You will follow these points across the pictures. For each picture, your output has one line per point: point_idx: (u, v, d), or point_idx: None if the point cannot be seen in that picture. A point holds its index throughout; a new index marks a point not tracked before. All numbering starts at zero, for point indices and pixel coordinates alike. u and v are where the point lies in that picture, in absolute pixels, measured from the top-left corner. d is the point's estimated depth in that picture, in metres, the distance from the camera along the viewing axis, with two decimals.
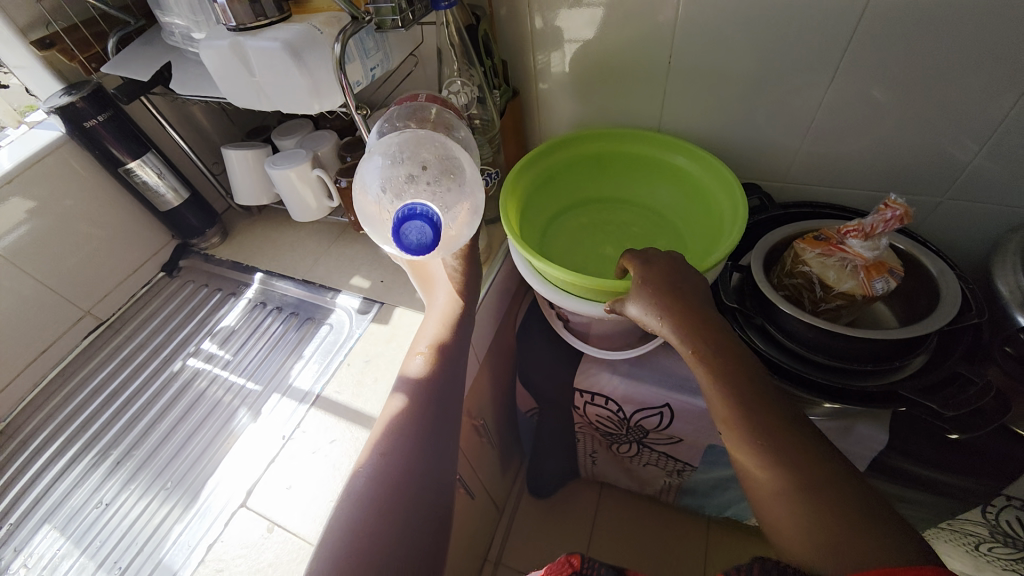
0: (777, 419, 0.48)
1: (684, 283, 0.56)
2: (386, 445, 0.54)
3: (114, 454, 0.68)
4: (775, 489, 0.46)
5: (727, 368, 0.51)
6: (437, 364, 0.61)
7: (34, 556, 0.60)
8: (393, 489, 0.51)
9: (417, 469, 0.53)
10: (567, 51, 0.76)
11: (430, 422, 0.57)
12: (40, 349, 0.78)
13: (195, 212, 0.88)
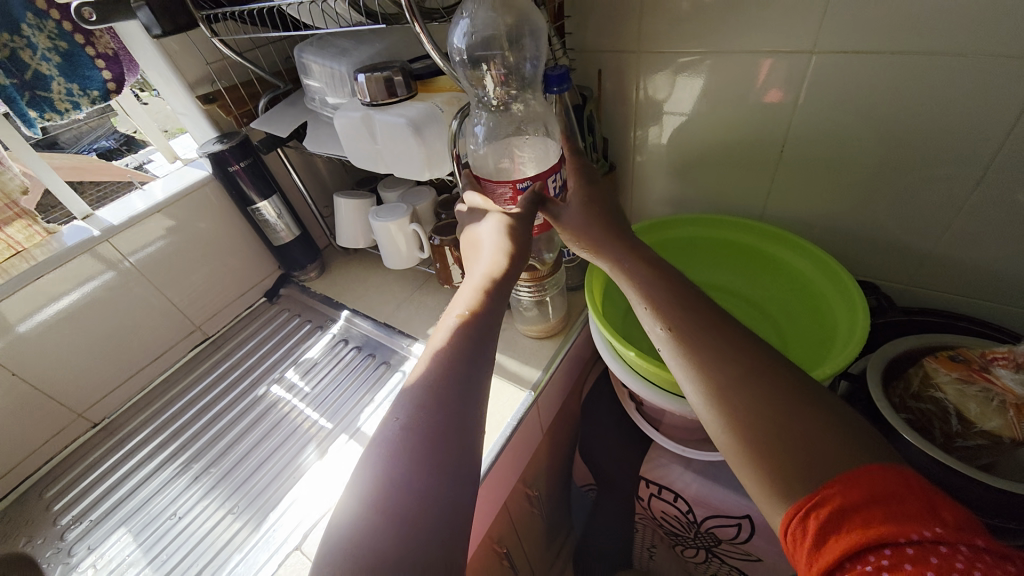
0: (802, 425, 0.38)
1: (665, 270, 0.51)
2: (388, 469, 0.38)
3: (197, 465, 0.73)
4: (750, 465, 0.39)
5: (697, 331, 0.46)
6: (459, 344, 0.45)
7: (104, 557, 0.64)
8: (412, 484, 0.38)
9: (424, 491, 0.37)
10: (667, 126, 0.76)
11: (449, 423, 0.41)
12: (152, 356, 0.88)
13: (302, 248, 0.96)
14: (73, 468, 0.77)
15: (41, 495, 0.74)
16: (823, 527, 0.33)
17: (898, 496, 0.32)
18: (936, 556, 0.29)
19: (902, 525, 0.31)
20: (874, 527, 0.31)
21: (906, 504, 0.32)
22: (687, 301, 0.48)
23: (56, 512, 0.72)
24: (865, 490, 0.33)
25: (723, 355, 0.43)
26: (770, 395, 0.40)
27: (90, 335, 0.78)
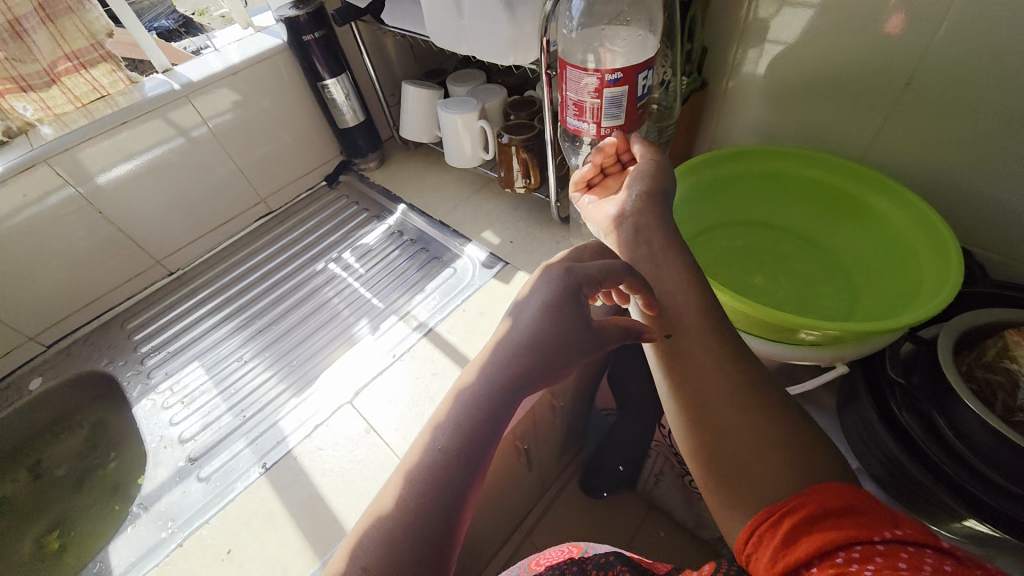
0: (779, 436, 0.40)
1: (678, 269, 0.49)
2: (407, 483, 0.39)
3: (260, 321, 0.79)
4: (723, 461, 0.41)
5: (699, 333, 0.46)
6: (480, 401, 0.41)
7: (179, 383, 0.72)
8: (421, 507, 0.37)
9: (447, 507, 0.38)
10: (766, 53, 0.69)
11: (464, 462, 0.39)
12: (220, 220, 0.92)
13: (365, 135, 0.96)
14: (151, 307, 0.85)
15: (124, 326, 0.83)
16: (790, 528, 0.34)
17: (869, 507, 0.33)
18: (901, 555, 0.30)
19: (873, 526, 0.32)
20: (845, 528, 0.32)
21: (874, 514, 0.33)
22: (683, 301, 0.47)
23: (137, 341, 0.79)
24: (836, 496, 0.34)
25: (704, 364, 0.45)
26: (743, 411, 0.42)
27: (164, 189, 0.83)
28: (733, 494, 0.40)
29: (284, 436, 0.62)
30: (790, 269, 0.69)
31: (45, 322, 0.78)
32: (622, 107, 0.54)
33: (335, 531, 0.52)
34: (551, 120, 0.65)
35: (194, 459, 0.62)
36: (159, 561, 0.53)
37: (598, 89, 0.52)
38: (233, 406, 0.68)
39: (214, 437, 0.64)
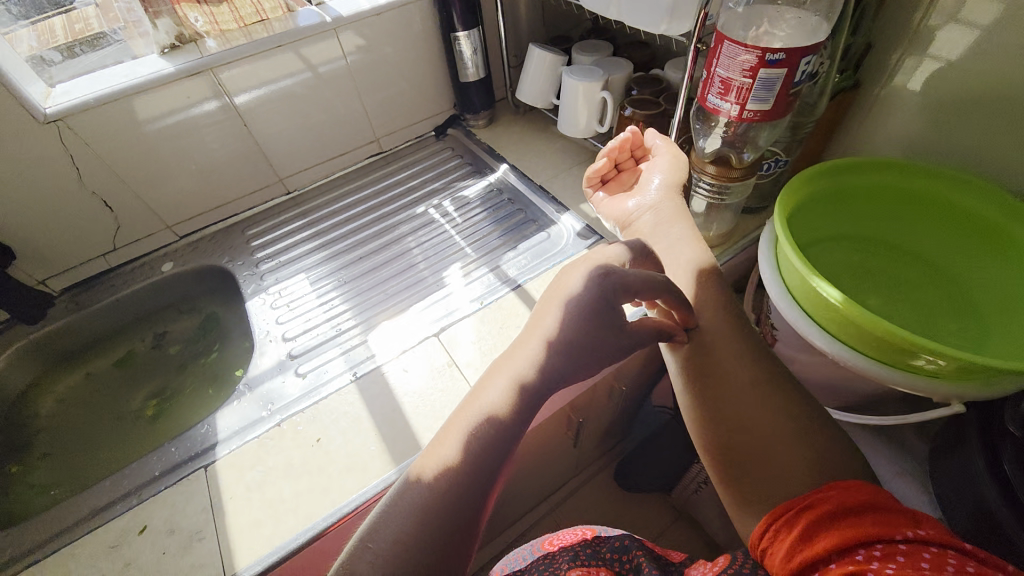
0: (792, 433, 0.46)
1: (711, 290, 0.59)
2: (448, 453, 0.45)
3: (363, 249, 0.85)
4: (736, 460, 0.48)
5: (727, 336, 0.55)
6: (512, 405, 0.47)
7: (288, 289, 0.79)
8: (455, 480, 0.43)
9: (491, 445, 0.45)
10: (930, 65, 0.63)
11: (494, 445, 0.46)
12: (337, 152, 0.97)
13: (481, 92, 0.98)
14: (269, 219, 0.92)
15: (243, 231, 0.90)
16: (812, 526, 0.39)
17: (889, 510, 0.37)
18: (923, 555, 0.33)
19: (894, 526, 0.35)
20: (865, 528, 0.36)
21: (895, 517, 0.36)
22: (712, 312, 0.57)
23: (254, 247, 0.88)
24: (855, 498, 0.38)
25: (719, 366, 0.53)
26: (760, 406, 0.49)
27: (296, 115, 0.88)
28: (745, 486, 0.46)
29: (375, 354, 0.67)
30: (909, 297, 0.65)
31: (181, 216, 0.86)
32: (774, 90, 0.52)
33: (412, 446, 0.57)
34: (686, 99, 0.65)
35: (294, 357, 0.69)
36: (260, 434, 0.59)
37: (756, 64, 0.50)
38: (333, 317, 0.74)
39: (315, 341, 0.70)
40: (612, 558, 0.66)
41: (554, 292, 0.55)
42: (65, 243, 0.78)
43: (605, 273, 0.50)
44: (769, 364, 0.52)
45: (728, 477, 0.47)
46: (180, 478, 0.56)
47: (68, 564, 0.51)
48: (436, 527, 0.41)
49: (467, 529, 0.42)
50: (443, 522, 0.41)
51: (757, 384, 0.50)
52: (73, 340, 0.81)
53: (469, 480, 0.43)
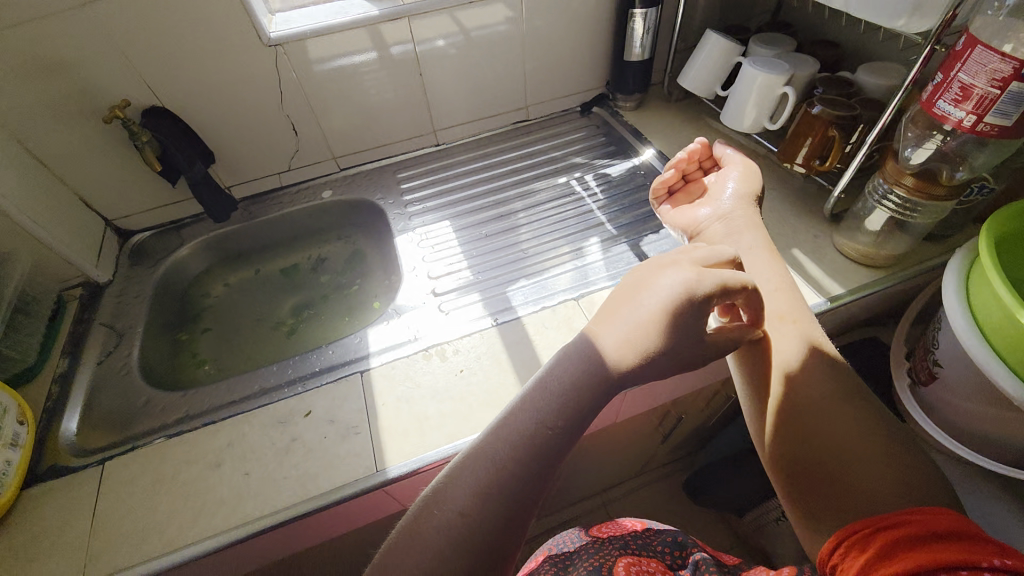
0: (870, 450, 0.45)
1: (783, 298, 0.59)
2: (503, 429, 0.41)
3: (503, 208, 0.89)
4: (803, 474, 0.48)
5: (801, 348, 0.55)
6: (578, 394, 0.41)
7: (433, 232, 0.84)
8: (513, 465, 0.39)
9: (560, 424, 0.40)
10: None
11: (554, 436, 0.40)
12: (489, 113, 1.00)
13: (640, 74, 0.96)
14: (419, 166, 0.98)
15: (394, 174, 0.96)
16: (885, 548, 0.36)
17: (978, 539, 0.33)
18: None
19: (979, 553, 0.32)
20: (946, 550, 0.33)
21: (983, 545, 0.33)
22: (786, 326, 0.56)
23: (403, 189, 0.94)
24: (936, 525, 0.35)
25: (791, 382, 0.53)
26: (837, 422, 0.48)
27: (462, 71, 0.91)
28: (813, 499, 0.46)
29: (515, 306, 0.70)
30: None
31: (346, 150, 0.93)
32: (1022, 105, 0.47)
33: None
34: (895, 107, 0.61)
35: (438, 294, 0.74)
36: (408, 354, 0.64)
37: (1007, 75, 0.46)
38: (474, 265, 0.78)
39: (457, 284, 0.75)
40: (664, 552, 0.63)
41: (634, 284, 0.46)
42: (252, 156, 0.87)
43: (699, 281, 0.42)
44: (846, 381, 0.52)
45: (794, 488, 0.48)
46: (338, 377, 0.62)
47: (245, 427, 0.58)
48: (491, 503, 0.38)
49: (528, 509, 0.39)
50: (500, 499, 0.38)
51: (831, 397, 0.50)
52: (241, 243, 0.91)
53: (528, 464, 0.39)
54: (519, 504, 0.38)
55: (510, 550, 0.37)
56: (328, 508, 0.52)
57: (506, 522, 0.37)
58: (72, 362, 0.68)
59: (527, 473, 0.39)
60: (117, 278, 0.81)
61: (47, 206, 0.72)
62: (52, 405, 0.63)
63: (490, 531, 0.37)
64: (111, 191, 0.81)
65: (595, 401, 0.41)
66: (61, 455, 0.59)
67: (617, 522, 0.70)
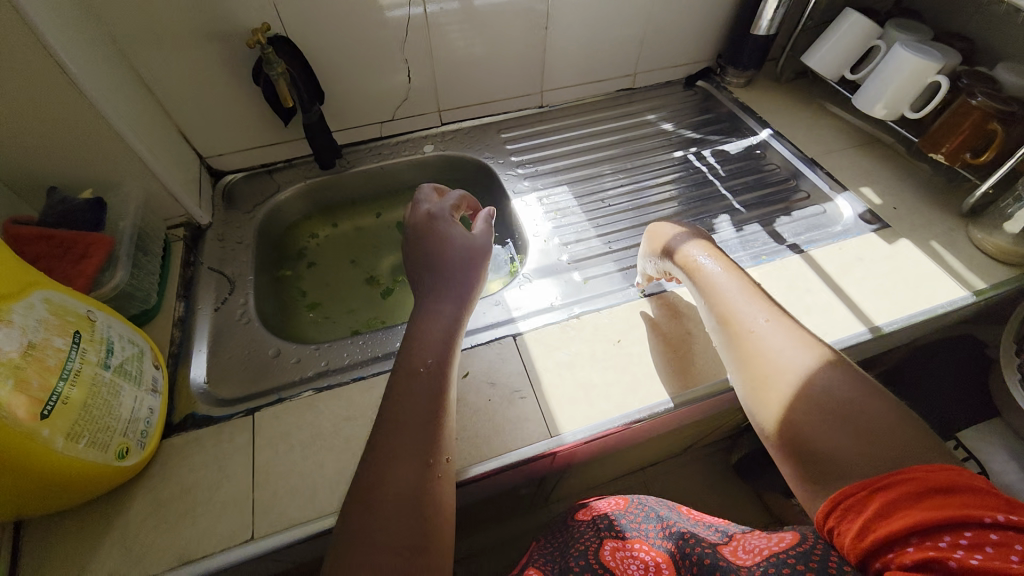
0: (863, 423, 0.41)
1: (740, 287, 0.55)
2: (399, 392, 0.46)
3: (619, 179, 0.86)
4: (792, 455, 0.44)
5: (768, 333, 0.50)
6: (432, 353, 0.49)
7: (552, 197, 0.81)
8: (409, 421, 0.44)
9: (414, 383, 0.46)
10: None
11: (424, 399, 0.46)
12: (597, 78, 0.95)
13: (759, 50, 0.93)
14: (523, 127, 0.93)
15: (498, 133, 0.92)
16: (880, 509, 0.35)
17: (975, 492, 0.33)
18: (1014, 546, 0.30)
19: (979, 509, 0.32)
20: (947, 509, 0.33)
21: (978, 497, 0.33)
22: (728, 319, 0.53)
23: (509, 149, 0.89)
24: (931, 479, 0.35)
25: (761, 381, 0.48)
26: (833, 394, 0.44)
27: (583, 30, 0.86)
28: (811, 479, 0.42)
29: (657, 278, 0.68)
30: None
31: (453, 104, 0.88)
32: None
33: (696, 378, 0.57)
34: None
35: (572, 261, 0.71)
36: (560, 320, 0.62)
37: None
38: (601, 234, 0.75)
39: (590, 252, 0.72)
40: (650, 526, 0.51)
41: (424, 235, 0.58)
42: (359, 102, 0.81)
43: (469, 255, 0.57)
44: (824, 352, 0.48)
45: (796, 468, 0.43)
46: (489, 340, 0.60)
47: None
48: (398, 469, 0.42)
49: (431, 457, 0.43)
50: (404, 459, 0.42)
51: (809, 373, 0.46)
52: (338, 193, 0.86)
53: (411, 425, 0.44)
54: (419, 452, 0.43)
55: (438, 492, 0.42)
56: (505, 469, 0.51)
57: (415, 471, 0.42)
58: (189, 307, 0.63)
59: (411, 430, 0.44)
60: (216, 221, 0.75)
61: (155, 134, 0.66)
62: (176, 349, 0.59)
63: (409, 485, 0.41)
64: (212, 124, 0.75)
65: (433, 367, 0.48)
66: (197, 404, 0.55)
67: (602, 499, 0.59)
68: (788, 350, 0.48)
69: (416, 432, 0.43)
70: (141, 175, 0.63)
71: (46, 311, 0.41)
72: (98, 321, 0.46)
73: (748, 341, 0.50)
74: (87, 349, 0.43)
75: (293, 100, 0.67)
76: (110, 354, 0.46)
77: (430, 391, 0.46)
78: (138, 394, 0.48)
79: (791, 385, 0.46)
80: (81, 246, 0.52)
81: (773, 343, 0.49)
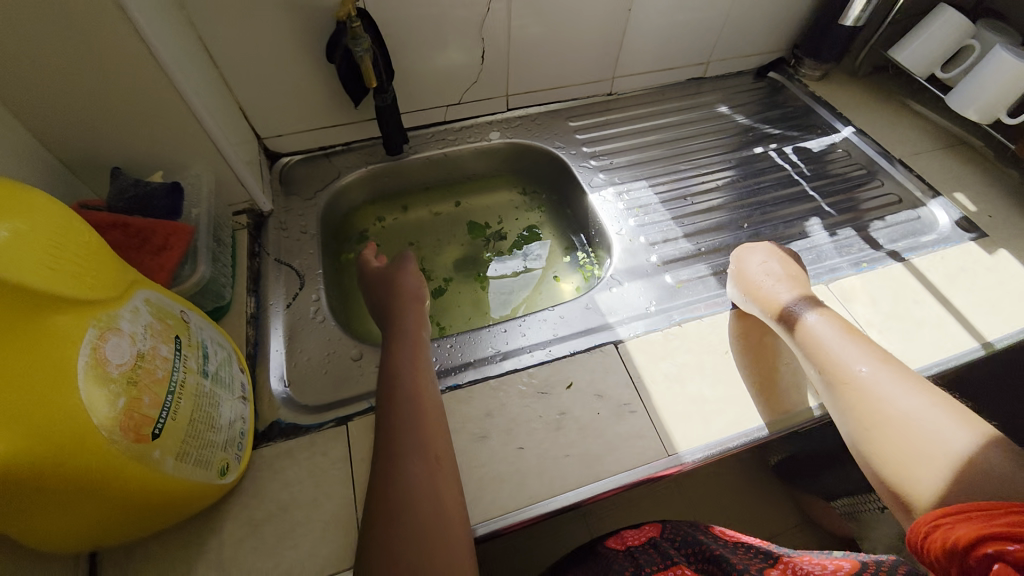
0: (966, 465, 0.38)
1: (827, 326, 0.51)
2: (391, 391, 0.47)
3: (698, 174, 0.81)
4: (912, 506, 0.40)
5: (868, 378, 0.46)
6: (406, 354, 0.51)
7: (632, 193, 0.77)
8: (405, 419, 0.45)
9: (396, 391, 0.47)
10: None
11: (412, 395, 0.47)
12: (670, 65, 0.90)
13: (842, 42, 0.88)
14: (592, 116, 0.88)
15: (566, 121, 0.87)
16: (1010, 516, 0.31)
17: None
18: None
19: None
20: None
21: None
22: (822, 364, 0.49)
23: (580, 140, 0.84)
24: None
25: (867, 428, 0.44)
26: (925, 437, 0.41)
27: (666, 13, 0.80)
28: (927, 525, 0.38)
29: None
30: None
31: (521, 88, 0.82)
32: None
33: (778, 406, 0.52)
34: None
35: (662, 264, 0.67)
36: (661, 328, 0.58)
37: None
38: (688, 235, 0.71)
39: (680, 253, 0.68)
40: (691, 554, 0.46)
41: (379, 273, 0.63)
42: (428, 83, 0.76)
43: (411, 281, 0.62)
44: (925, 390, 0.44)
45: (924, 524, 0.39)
46: (590, 347, 0.56)
47: (502, 394, 0.52)
48: (387, 474, 0.41)
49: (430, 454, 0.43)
50: (397, 464, 0.42)
51: (920, 419, 0.42)
52: (399, 181, 0.81)
53: (403, 430, 0.44)
54: (412, 447, 0.43)
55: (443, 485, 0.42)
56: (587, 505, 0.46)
57: (423, 468, 0.42)
58: (259, 303, 0.59)
59: (396, 433, 0.43)
60: (277, 208, 0.70)
61: (221, 111, 0.60)
62: (252, 349, 0.55)
63: (421, 483, 0.41)
64: (274, 102, 0.69)
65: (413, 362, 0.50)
66: (279, 410, 0.51)
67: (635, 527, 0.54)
68: (896, 394, 0.44)
69: (402, 428, 0.44)
70: (209, 156, 0.57)
71: (149, 314, 0.36)
72: (192, 323, 0.42)
73: (849, 387, 0.46)
74: (188, 356, 0.39)
75: (376, 80, 0.63)
76: (207, 360, 0.42)
77: (415, 396, 0.46)
78: (232, 402, 0.44)
79: (903, 431, 0.42)
80: (161, 236, 0.47)
81: (878, 388, 0.45)
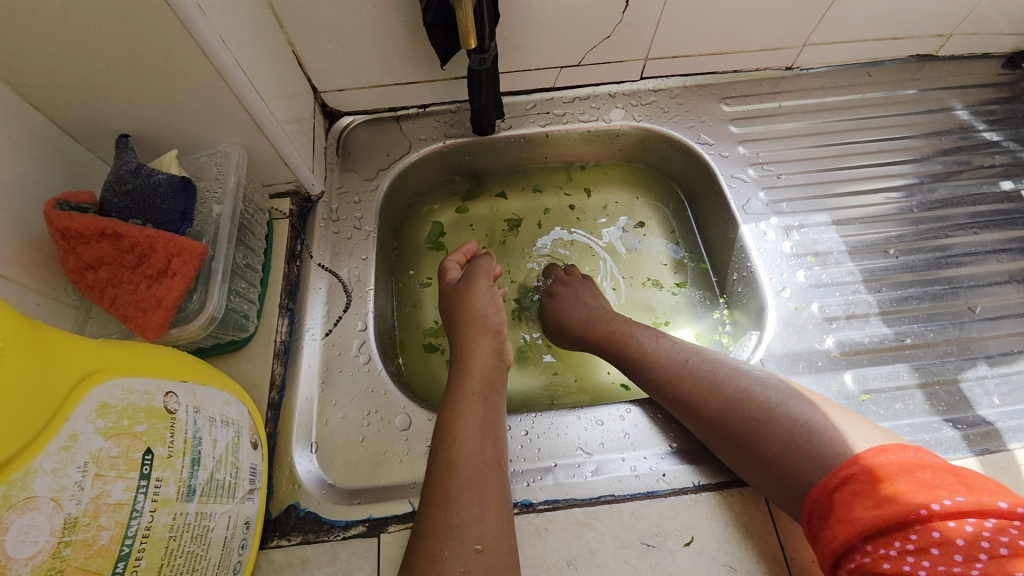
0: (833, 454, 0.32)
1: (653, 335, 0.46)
2: (446, 451, 0.36)
3: (912, 211, 0.56)
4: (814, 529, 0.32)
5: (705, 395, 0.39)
6: (473, 406, 0.38)
7: (808, 233, 0.54)
8: (455, 492, 0.34)
9: (458, 448, 0.36)
10: None
11: (478, 463, 0.35)
12: (894, 35, 0.60)
13: None
14: (758, 99, 0.62)
15: (721, 105, 0.62)
16: (842, 513, 0.30)
17: (908, 482, 0.29)
18: (954, 536, 0.27)
19: (914, 506, 0.28)
20: (902, 519, 0.28)
21: (911, 487, 0.29)
22: (649, 371, 0.43)
23: (735, 135, 0.60)
24: (880, 461, 0.30)
25: (719, 432, 0.38)
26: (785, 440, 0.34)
27: None
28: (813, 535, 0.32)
29: (985, 413, 0.44)
30: None
31: (668, 49, 0.58)
32: None
33: None
34: None
35: (840, 356, 0.47)
36: None
37: None
38: (882, 313, 0.49)
39: (874, 340, 0.48)
40: None
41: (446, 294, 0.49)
42: (541, 37, 0.54)
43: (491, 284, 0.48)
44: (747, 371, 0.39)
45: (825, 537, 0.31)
46: (721, 485, 0.39)
47: (591, 536, 0.37)
48: (424, 551, 0.32)
49: (480, 541, 0.32)
50: (440, 552, 0.31)
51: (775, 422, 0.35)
52: (484, 161, 0.62)
53: (453, 500, 0.33)
54: (464, 526, 0.32)
55: None
56: None
57: (466, 557, 0.31)
58: (293, 327, 0.46)
59: (447, 501, 0.33)
60: (329, 187, 0.55)
61: (266, 59, 0.44)
62: (277, 395, 0.43)
63: None
64: (337, 46, 0.51)
65: (481, 416, 0.38)
66: (301, 491, 0.39)
67: None
68: (725, 375, 0.39)
69: (455, 497, 0.33)
70: (242, 127, 0.42)
71: (98, 436, 0.24)
72: (184, 410, 0.29)
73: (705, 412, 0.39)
74: (161, 480, 0.26)
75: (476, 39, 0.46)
76: (196, 468, 0.29)
77: (479, 457, 0.35)
78: (230, 511, 0.32)
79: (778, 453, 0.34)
80: (161, 257, 0.34)
81: (710, 380, 0.39)
